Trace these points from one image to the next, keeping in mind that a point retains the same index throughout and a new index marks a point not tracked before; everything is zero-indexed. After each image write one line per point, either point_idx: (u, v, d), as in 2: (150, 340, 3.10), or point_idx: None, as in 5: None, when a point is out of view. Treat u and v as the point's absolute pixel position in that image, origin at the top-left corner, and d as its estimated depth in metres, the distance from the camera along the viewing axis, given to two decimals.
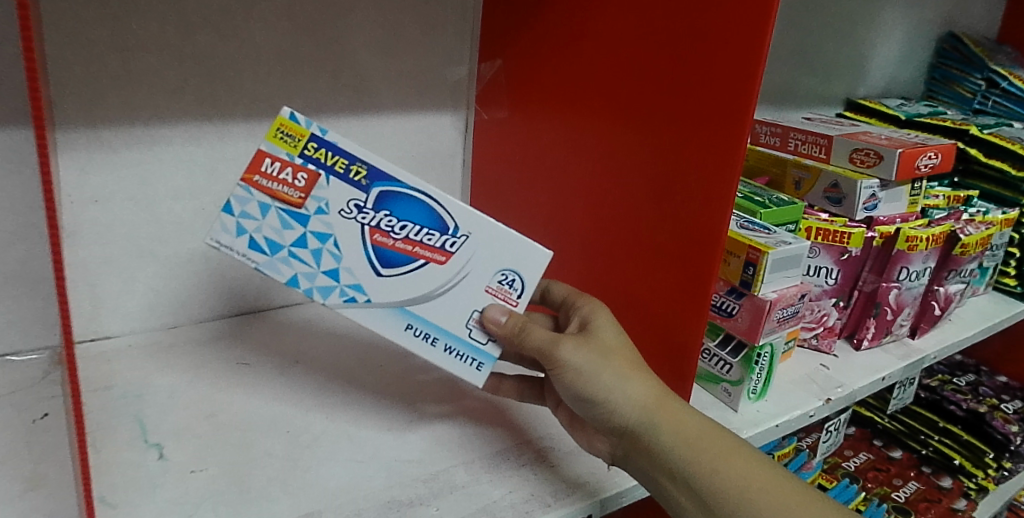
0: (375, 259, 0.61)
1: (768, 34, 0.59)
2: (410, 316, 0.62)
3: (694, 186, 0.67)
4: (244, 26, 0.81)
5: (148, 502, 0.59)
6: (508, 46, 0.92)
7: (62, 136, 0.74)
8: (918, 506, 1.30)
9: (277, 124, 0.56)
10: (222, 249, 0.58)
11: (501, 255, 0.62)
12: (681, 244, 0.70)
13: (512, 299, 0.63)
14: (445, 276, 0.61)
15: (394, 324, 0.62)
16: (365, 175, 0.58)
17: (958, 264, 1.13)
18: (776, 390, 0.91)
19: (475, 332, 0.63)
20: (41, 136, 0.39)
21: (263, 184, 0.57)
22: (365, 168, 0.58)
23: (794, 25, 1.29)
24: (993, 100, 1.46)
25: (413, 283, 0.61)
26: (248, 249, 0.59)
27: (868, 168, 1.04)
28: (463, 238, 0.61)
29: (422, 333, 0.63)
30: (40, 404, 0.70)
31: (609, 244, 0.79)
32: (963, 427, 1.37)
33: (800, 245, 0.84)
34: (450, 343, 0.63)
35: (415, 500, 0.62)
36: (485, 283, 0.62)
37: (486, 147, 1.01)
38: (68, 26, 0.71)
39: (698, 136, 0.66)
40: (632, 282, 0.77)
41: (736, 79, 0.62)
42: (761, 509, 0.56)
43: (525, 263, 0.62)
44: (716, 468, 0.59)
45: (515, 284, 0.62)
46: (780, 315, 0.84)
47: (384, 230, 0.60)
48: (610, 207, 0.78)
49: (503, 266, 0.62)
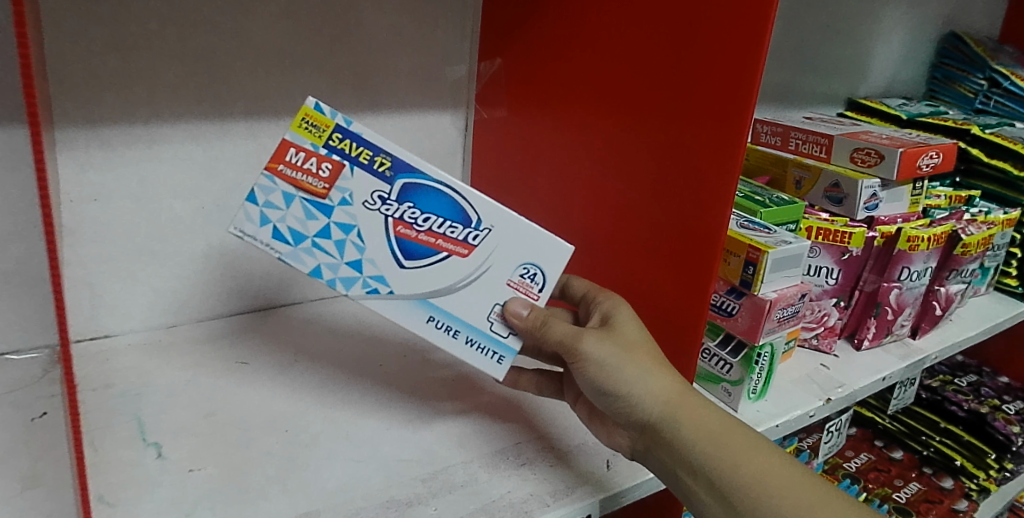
0: (398, 251, 0.60)
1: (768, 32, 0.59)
2: (433, 308, 0.62)
3: (694, 185, 0.67)
4: (242, 25, 0.81)
5: (145, 502, 0.59)
6: (507, 45, 0.91)
7: (61, 135, 0.74)
8: (918, 507, 1.29)
9: (302, 114, 0.57)
10: (246, 238, 0.58)
11: (525, 249, 0.61)
12: (681, 243, 0.70)
13: (533, 292, 0.63)
14: (468, 269, 0.61)
15: (416, 316, 0.62)
16: (389, 166, 0.59)
17: (959, 264, 1.13)
18: (776, 390, 0.91)
19: (496, 326, 0.63)
20: (37, 135, 0.39)
21: (287, 174, 0.57)
22: (389, 159, 0.58)
23: (795, 24, 1.29)
24: (995, 99, 1.45)
25: (435, 276, 0.61)
26: (271, 239, 0.59)
27: (868, 168, 1.03)
28: (486, 231, 0.61)
29: (444, 325, 0.63)
30: (38, 402, 0.70)
31: (610, 243, 0.79)
32: (964, 427, 1.37)
33: (800, 245, 0.84)
34: (472, 336, 0.63)
35: (413, 500, 0.62)
36: (507, 276, 0.62)
37: (485, 147, 1.00)
38: (69, 25, 0.71)
39: (698, 134, 0.66)
40: (632, 281, 0.77)
41: (736, 77, 0.62)
42: (783, 504, 0.56)
43: (548, 256, 0.62)
44: (738, 463, 0.58)
45: (538, 278, 0.62)
46: (780, 314, 0.83)
47: (407, 222, 0.60)
48: (610, 206, 0.78)
49: (526, 259, 0.62)
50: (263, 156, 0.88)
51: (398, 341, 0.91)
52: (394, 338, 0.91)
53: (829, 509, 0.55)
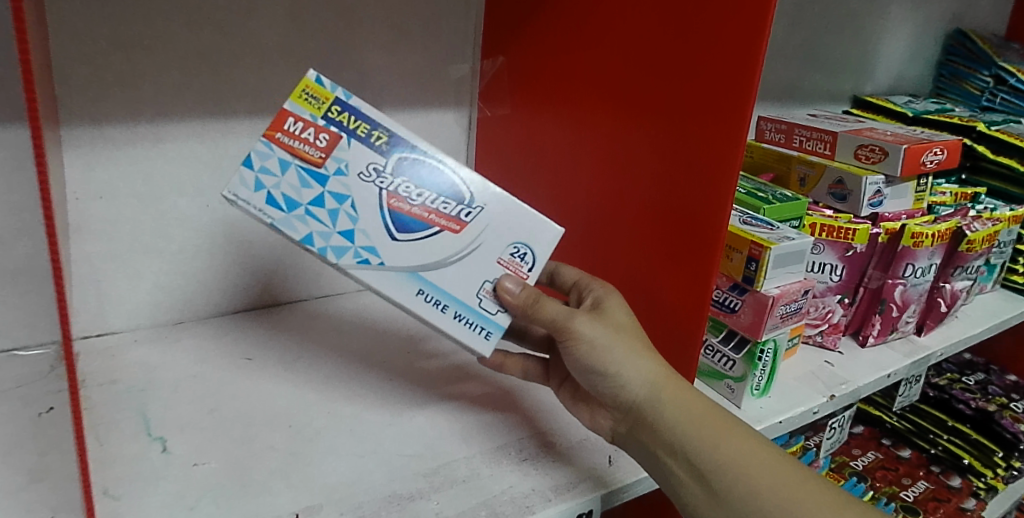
0: (390, 224, 0.61)
1: (768, 31, 0.59)
2: (422, 281, 0.62)
3: (691, 187, 0.67)
4: (247, 24, 0.81)
5: (151, 495, 0.60)
6: (510, 42, 0.92)
7: (68, 133, 0.75)
8: (927, 506, 1.27)
9: (303, 86, 0.59)
10: (238, 203, 0.58)
11: (514, 229, 0.62)
12: (681, 246, 0.70)
13: (522, 272, 0.63)
14: (460, 245, 0.62)
15: (405, 290, 0.62)
16: (386, 140, 0.60)
17: (964, 260, 1.12)
18: (779, 388, 0.91)
19: (484, 303, 0.63)
20: (38, 131, 0.39)
21: (285, 141, 0.58)
22: (387, 135, 0.60)
23: (800, 21, 1.29)
24: (1001, 97, 1.44)
25: (427, 249, 0.61)
26: (265, 205, 0.59)
27: (873, 164, 1.03)
28: (479, 209, 0.62)
29: (432, 299, 0.62)
30: (47, 398, 0.71)
31: (608, 241, 0.79)
32: (972, 426, 1.38)
33: (803, 240, 0.84)
34: (459, 311, 0.62)
35: (415, 494, 0.62)
36: (498, 254, 0.62)
37: (489, 143, 1.01)
38: (75, 25, 0.72)
39: (695, 132, 0.66)
40: (631, 281, 0.77)
41: (736, 78, 0.62)
42: (759, 485, 0.56)
43: (537, 237, 0.62)
44: (716, 444, 0.59)
45: (527, 257, 0.62)
46: (783, 310, 0.83)
47: (402, 195, 0.61)
48: (609, 205, 0.78)
49: (517, 239, 0.62)
50: None
51: (400, 336, 0.91)
52: (397, 333, 0.92)
53: (807, 495, 0.56)
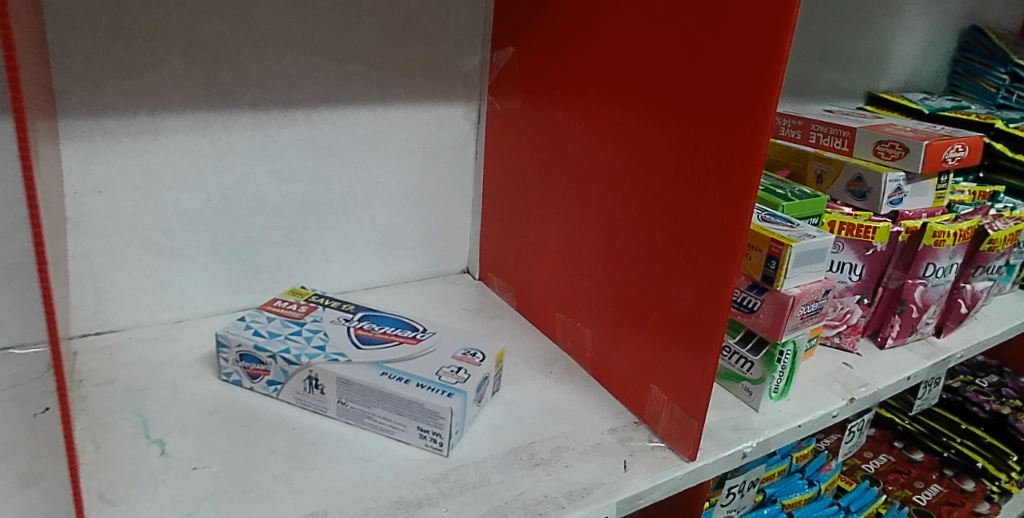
0: (358, 341, 0.73)
1: (788, 53, 0.55)
2: (386, 367, 0.69)
3: (707, 216, 0.64)
4: (249, 13, 0.79)
5: (149, 500, 0.57)
6: (522, 33, 0.89)
7: (65, 125, 0.73)
8: (940, 510, 1.25)
9: None
10: (226, 335, 0.73)
11: (466, 342, 0.75)
12: (695, 277, 0.66)
13: (475, 361, 0.72)
14: (416, 348, 0.73)
15: (371, 372, 0.68)
16: (351, 306, 0.82)
17: (986, 261, 1.08)
18: (797, 389, 0.88)
19: (444, 376, 0.68)
20: (22, 130, 0.37)
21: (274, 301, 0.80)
22: (352, 304, 0.82)
23: (815, 15, 1.26)
24: (1018, 94, 1.41)
25: (390, 351, 0.71)
26: (253, 333, 0.73)
27: (892, 161, 1.00)
28: (430, 333, 0.77)
29: (396, 376, 0.68)
30: (42, 397, 0.69)
31: (623, 262, 0.76)
32: (986, 429, 1.33)
33: (825, 238, 0.80)
34: (421, 381, 0.67)
35: (424, 501, 0.60)
36: (452, 352, 0.73)
37: (499, 139, 0.98)
38: (73, 13, 0.69)
39: (713, 158, 0.63)
40: (642, 310, 0.74)
41: (754, 83, 0.58)
42: None
43: (480, 343, 0.76)
44: None
45: (478, 352, 0.73)
46: (804, 311, 0.80)
47: (365, 328, 0.76)
48: (627, 221, 0.75)
49: (469, 345, 0.75)
50: (271, 148, 0.87)
51: None
52: None
53: None
